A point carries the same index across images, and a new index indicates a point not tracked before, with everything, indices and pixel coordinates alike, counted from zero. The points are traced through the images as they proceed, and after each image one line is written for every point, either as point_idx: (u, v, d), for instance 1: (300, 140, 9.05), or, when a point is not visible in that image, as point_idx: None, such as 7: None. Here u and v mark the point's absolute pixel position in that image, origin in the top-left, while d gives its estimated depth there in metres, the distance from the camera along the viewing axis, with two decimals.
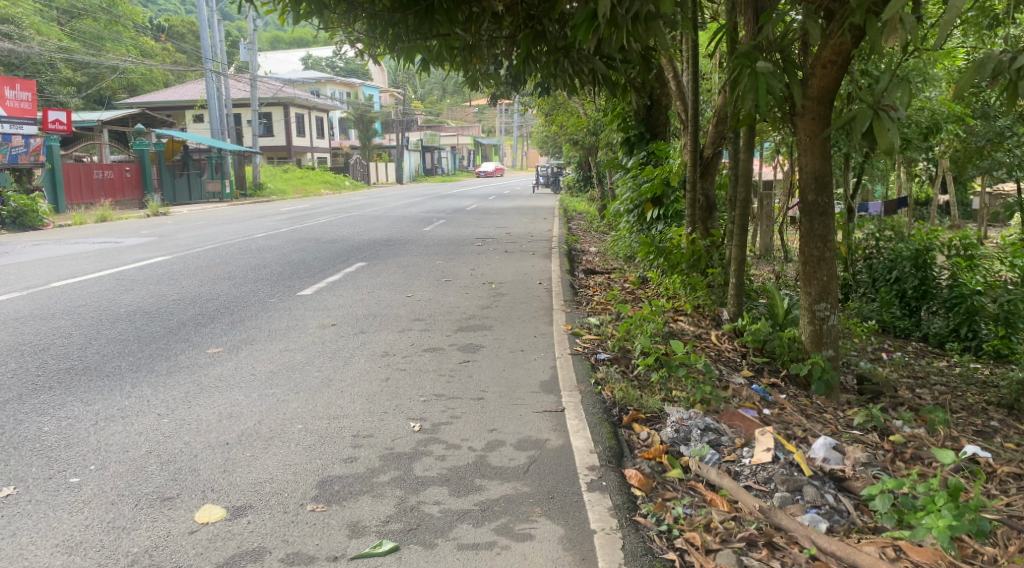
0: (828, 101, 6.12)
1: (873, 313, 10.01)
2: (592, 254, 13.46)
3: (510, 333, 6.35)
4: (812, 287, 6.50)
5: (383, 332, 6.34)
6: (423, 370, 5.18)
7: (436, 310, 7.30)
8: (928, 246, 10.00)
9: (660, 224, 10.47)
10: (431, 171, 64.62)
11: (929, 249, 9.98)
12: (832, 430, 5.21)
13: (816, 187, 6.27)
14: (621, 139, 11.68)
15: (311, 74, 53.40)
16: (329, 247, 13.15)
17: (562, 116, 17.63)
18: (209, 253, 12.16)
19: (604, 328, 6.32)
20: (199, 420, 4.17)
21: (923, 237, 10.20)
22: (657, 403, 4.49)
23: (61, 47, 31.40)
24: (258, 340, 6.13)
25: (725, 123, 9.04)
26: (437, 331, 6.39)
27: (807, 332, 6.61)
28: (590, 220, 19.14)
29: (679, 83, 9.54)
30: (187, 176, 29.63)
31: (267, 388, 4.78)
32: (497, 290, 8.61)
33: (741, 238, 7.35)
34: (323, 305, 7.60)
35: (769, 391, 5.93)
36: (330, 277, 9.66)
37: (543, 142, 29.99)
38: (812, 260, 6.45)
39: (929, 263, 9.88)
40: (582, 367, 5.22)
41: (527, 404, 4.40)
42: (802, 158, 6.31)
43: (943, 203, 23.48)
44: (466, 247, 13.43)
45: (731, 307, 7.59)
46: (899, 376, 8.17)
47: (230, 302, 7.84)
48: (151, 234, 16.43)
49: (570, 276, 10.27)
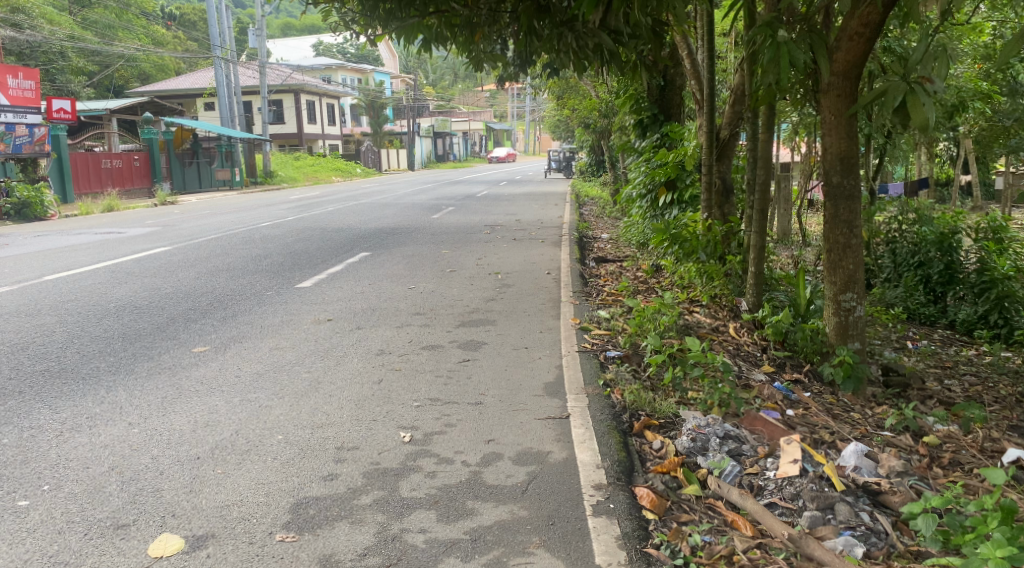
0: (855, 77, 5.74)
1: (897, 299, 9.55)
2: (605, 240, 13.08)
3: (515, 327, 5.99)
4: (837, 277, 6.12)
5: (380, 328, 5.99)
6: (419, 370, 4.82)
7: (439, 303, 6.94)
8: (953, 229, 9.57)
9: (675, 209, 10.08)
10: (444, 157, 64.22)
11: (954, 233, 9.54)
12: (862, 431, 4.82)
13: (842, 168, 5.90)
14: (633, 121, 11.26)
15: (322, 59, 53.00)
16: (334, 236, 12.82)
17: (574, 99, 17.27)
18: (211, 243, 11.86)
19: (615, 322, 5.97)
20: (172, 430, 3.83)
21: (948, 220, 9.75)
22: (672, 407, 4.12)
23: (68, 36, 31.16)
24: (248, 337, 5.80)
25: (742, 103, 8.70)
26: (438, 326, 6.04)
27: (831, 324, 6.23)
28: (603, 206, 18.73)
29: (695, 62, 9.14)
30: (197, 165, 29.38)
31: (250, 392, 4.44)
32: (503, 281, 8.26)
33: (762, 225, 6.99)
34: (321, 299, 7.27)
35: (792, 388, 5.54)
36: (331, 267, 9.33)
37: (554, 125, 29.56)
38: (837, 247, 6.08)
39: (956, 247, 9.43)
40: (590, 366, 4.85)
41: (529, 410, 4.04)
42: (827, 138, 5.95)
43: (964, 183, 22.91)
44: (475, 235, 13.09)
45: (750, 297, 7.18)
46: (925, 367, 7.77)
47: (225, 296, 7.51)
48: (155, 224, 16.15)
49: (581, 265, 9.89)
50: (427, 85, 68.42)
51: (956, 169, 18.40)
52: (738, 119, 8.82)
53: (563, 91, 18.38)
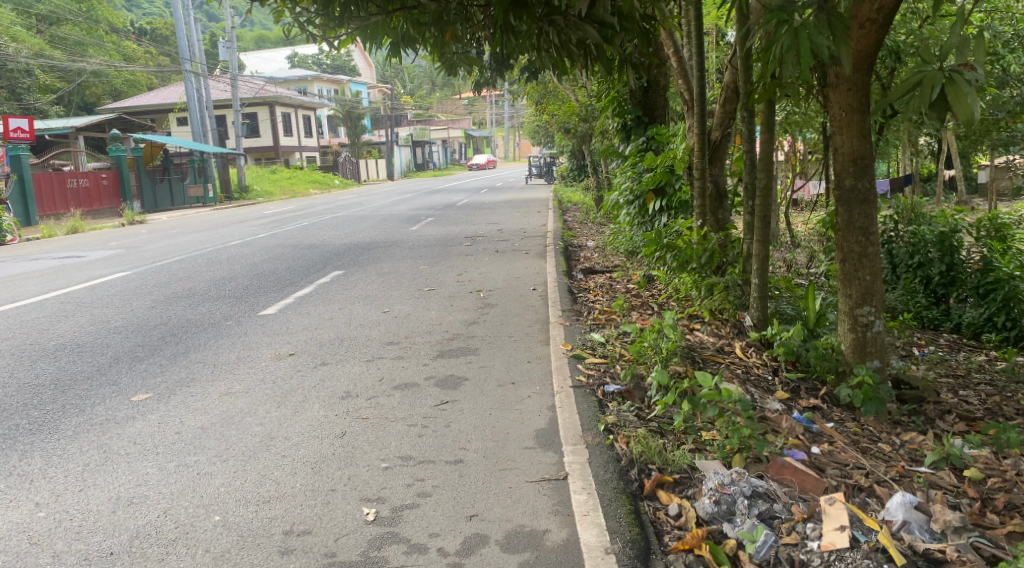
0: (867, 69, 5.20)
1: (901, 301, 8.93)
2: (590, 249, 12.45)
3: (499, 357, 5.37)
4: (852, 289, 5.57)
5: (348, 363, 5.35)
6: (390, 417, 4.17)
7: (413, 330, 6.28)
8: (954, 228, 9.00)
9: (665, 216, 9.49)
10: (423, 166, 63.46)
11: (955, 232, 8.98)
12: (897, 469, 4.22)
13: (855, 170, 5.37)
14: (616, 125, 10.67)
15: (297, 71, 52.20)
16: (306, 253, 12.15)
17: (553, 103, 16.67)
18: (174, 265, 11.12)
19: (611, 349, 5.35)
20: (87, 511, 3.17)
21: (947, 219, 9.18)
22: (687, 458, 3.50)
23: (31, 52, 30.22)
24: (198, 380, 5.13)
25: (733, 102, 8.22)
26: (414, 358, 5.40)
27: (848, 341, 5.67)
28: (586, 212, 18.10)
29: (681, 60, 8.59)
30: (168, 181, 28.55)
31: (189, 454, 3.76)
32: (485, 300, 7.63)
33: (764, 232, 6.40)
34: (285, 328, 6.61)
35: (813, 418, 4.95)
36: (299, 290, 8.65)
37: (533, 130, 29.01)
38: (851, 256, 5.54)
39: (957, 247, 8.87)
40: (586, 405, 4.23)
41: (518, 469, 3.43)
42: (837, 137, 5.41)
43: (948, 178, 22.49)
44: (454, 248, 12.44)
45: (754, 312, 6.57)
46: (937, 376, 7.17)
47: (180, 328, 6.83)
48: (119, 245, 15.35)
49: (567, 278, 9.26)
50: (404, 93, 67.66)
51: (941, 165, 17.97)
52: (730, 118, 8.30)
53: (541, 95, 17.76)
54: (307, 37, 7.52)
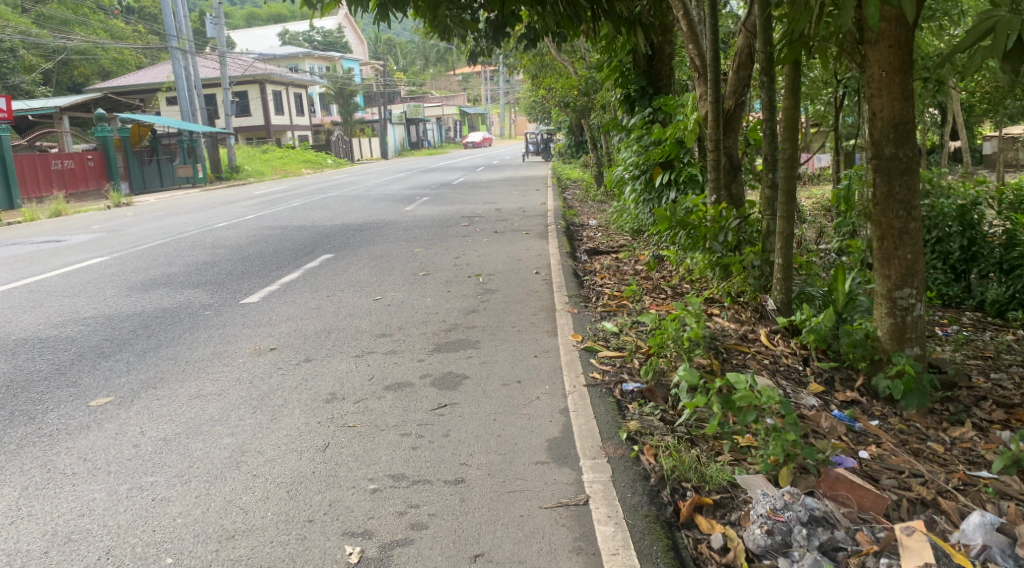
0: (911, 23, 4.72)
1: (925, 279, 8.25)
2: (593, 228, 11.88)
3: (502, 350, 4.84)
4: (891, 269, 5.05)
5: (336, 358, 4.81)
6: (380, 425, 3.63)
7: (408, 320, 5.74)
8: (974, 199, 8.29)
9: (673, 191, 8.88)
10: (418, 145, 62.58)
11: (976, 204, 8.26)
12: (959, 476, 3.69)
13: (895, 138, 4.87)
14: (620, 97, 10.07)
15: (288, 49, 51.22)
16: (295, 235, 11.57)
17: (551, 77, 16.03)
18: (157, 250, 10.55)
19: (627, 340, 4.82)
20: (16, 553, 2.66)
21: (967, 190, 8.48)
22: (727, 475, 2.99)
23: (15, 31, 29.41)
24: (167, 380, 4.59)
25: (749, 68, 7.65)
26: (408, 353, 4.86)
27: (885, 327, 5.14)
28: (586, 190, 17.52)
29: (691, 24, 8.00)
30: (156, 162, 27.84)
31: (146, 473, 3.22)
32: (484, 285, 7.09)
33: (788, 208, 5.84)
34: (268, 319, 6.06)
35: (855, 416, 4.42)
36: (285, 275, 8.09)
37: (529, 106, 28.41)
38: (890, 233, 5.02)
39: (978, 221, 8.15)
40: (604, 408, 3.70)
41: (531, 492, 2.94)
42: (876, 100, 4.92)
43: (953, 150, 21.86)
44: (450, 229, 11.87)
45: (778, 295, 6.03)
46: (965, 359, 6.56)
47: (154, 320, 6.27)
48: (102, 228, 14.72)
49: (571, 260, 8.71)
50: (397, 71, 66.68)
51: (947, 137, 17.43)
52: (744, 85, 7.79)
53: (538, 69, 17.11)
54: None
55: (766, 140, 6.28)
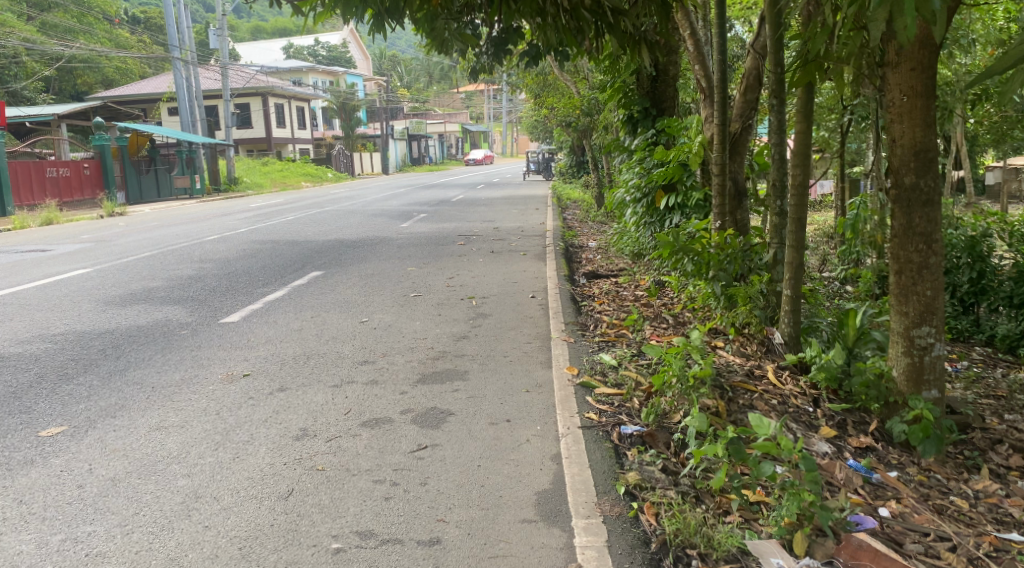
0: (936, 45, 4.43)
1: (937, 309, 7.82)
2: (592, 250, 11.57)
3: (491, 383, 4.51)
4: (908, 306, 4.73)
5: (312, 388, 4.48)
6: (352, 468, 3.30)
7: (393, 346, 5.40)
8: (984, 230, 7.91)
9: (676, 216, 8.57)
10: (420, 161, 62.43)
11: (986, 236, 7.85)
12: (989, 540, 3.35)
13: (917, 166, 4.57)
14: (622, 117, 9.78)
15: (293, 63, 51.17)
16: (286, 250, 11.26)
17: (553, 96, 15.80)
18: (142, 262, 10.22)
19: (625, 375, 4.48)
20: None
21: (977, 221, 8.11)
22: (738, 542, 2.67)
23: (17, 37, 29.20)
24: (129, 407, 4.25)
25: (756, 91, 7.36)
26: (390, 383, 4.52)
27: (901, 367, 4.81)
28: (585, 211, 17.22)
29: (699, 44, 7.70)
30: (154, 171, 27.58)
31: (84, 521, 2.89)
32: (477, 309, 6.76)
33: (797, 236, 5.50)
34: (246, 341, 5.73)
35: (871, 465, 4.08)
36: (270, 293, 7.76)
37: (531, 125, 28.20)
38: (909, 267, 4.71)
39: (988, 253, 7.74)
40: (600, 455, 3.37)
41: (515, 558, 2.62)
42: (896, 125, 4.63)
43: (956, 180, 21.64)
44: (446, 247, 11.56)
45: (786, 329, 5.68)
46: (977, 398, 6.14)
47: (126, 339, 5.92)
48: (90, 238, 14.39)
49: (569, 283, 8.39)
50: (401, 87, 66.68)
51: (952, 166, 17.18)
52: (752, 108, 7.48)
53: (540, 88, 16.83)
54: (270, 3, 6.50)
55: (776, 165, 5.97)
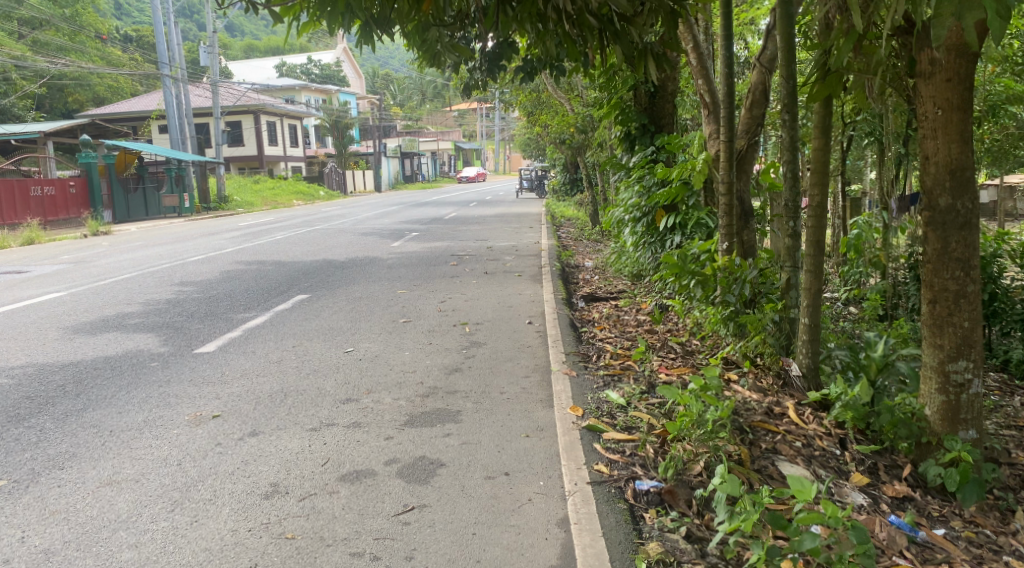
0: (973, 53, 4.03)
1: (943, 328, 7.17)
2: (590, 271, 11.14)
3: (486, 424, 4.09)
4: (943, 339, 4.29)
5: (289, 432, 4.04)
6: (326, 537, 2.90)
7: (380, 382, 4.94)
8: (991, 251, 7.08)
9: (679, 236, 8.15)
10: (413, 178, 62.14)
11: (994, 257, 7.07)
12: None
13: (953, 186, 4.15)
14: (619, 134, 9.39)
15: (285, 81, 50.89)
16: (272, 272, 10.81)
17: (547, 112, 15.44)
18: (119, 286, 9.75)
19: (634, 418, 4.05)
20: None
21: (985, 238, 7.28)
22: None
23: (5, 53, 28.71)
24: (81, 455, 3.80)
25: (763, 106, 6.95)
26: (375, 426, 4.08)
27: (935, 406, 4.36)
28: (580, 230, 16.79)
29: (702, 56, 7.27)
30: (142, 190, 27.11)
31: None
32: (470, 337, 6.33)
33: (815, 260, 5.03)
34: (219, 375, 5.28)
35: (914, 522, 3.65)
36: (251, 319, 7.31)
37: (524, 142, 27.84)
38: (943, 295, 4.27)
39: (999, 273, 7.07)
40: (613, 521, 2.98)
41: None
42: (929, 141, 4.21)
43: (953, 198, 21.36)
44: (439, 268, 11.13)
45: (803, 360, 5.21)
46: (1000, 431, 5.60)
47: (89, 372, 5.45)
48: (70, 259, 13.89)
49: (566, 307, 7.96)
50: (393, 105, 66.52)
51: None
52: (758, 124, 7.02)
53: (534, 105, 16.40)
54: (249, 8, 6.04)
55: (786, 184, 5.28)
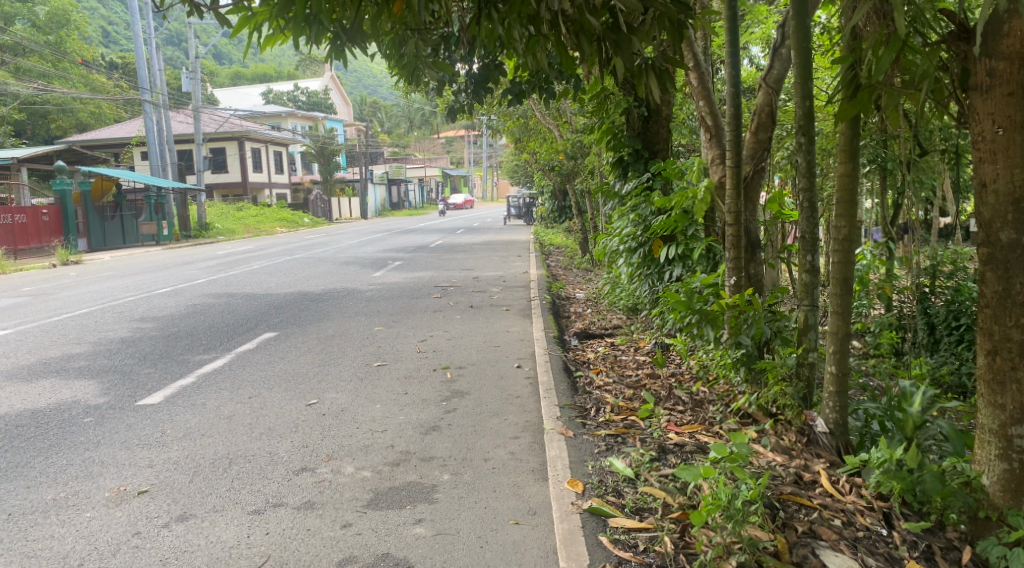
0: None
1: (954, 365, 6.22)
2: (581, 304, 10.47)
3: (465, 506, 3.40)
4: (1006, 398, 3.45)
5: (226, 515, 3.34)
6: None
7: (343, 445, 4.22)
8: None
9: (678, 268, 7.43)
10: (399, 205, 61.58)
11: None
12: None
13: (1018, 216, 3.32)
14: (610, 161, 8.72)
15: (271, 108, 50.32)
16: (242, 306, 10.07)
17: (535, 138, 14.84)
18: (73, 322, 8.96)
19: (645, 496, 3.37)
20: None
21: None
22: None
23: None
24: None
25: (771, 127, 6.26)
26: (331, 508, 3.39)
27: (995, 476, 3.53)
28: (569, 258, 16.08)
29: (703, 75, 6.53)
30: (120, 217, 26.30)
31: None
32: (450, 386, 5.62)
33: (845, 301, 4.16)
34: (158, 435, 4.53)
35: None
36: (208, 362, 6.57)
37: (512, 169, 27.25)
38: (1006, 347, 3.43)
39: None
40: None
41: None
42: (986, 165, 3.40)
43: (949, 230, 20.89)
44: (421, 302, 10.43)
45: (830, 415, 4.32)
46: None
47: (7, 431, 4.69)
48: (30, 291, 13.05)
49: (557, 346, 7.27)
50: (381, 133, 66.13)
51: None
52: (765, 149, 6.33)
53: (522, 131, 15.80)
54: (197, 14, 5.27)
55: (803, 214, 4.39)
